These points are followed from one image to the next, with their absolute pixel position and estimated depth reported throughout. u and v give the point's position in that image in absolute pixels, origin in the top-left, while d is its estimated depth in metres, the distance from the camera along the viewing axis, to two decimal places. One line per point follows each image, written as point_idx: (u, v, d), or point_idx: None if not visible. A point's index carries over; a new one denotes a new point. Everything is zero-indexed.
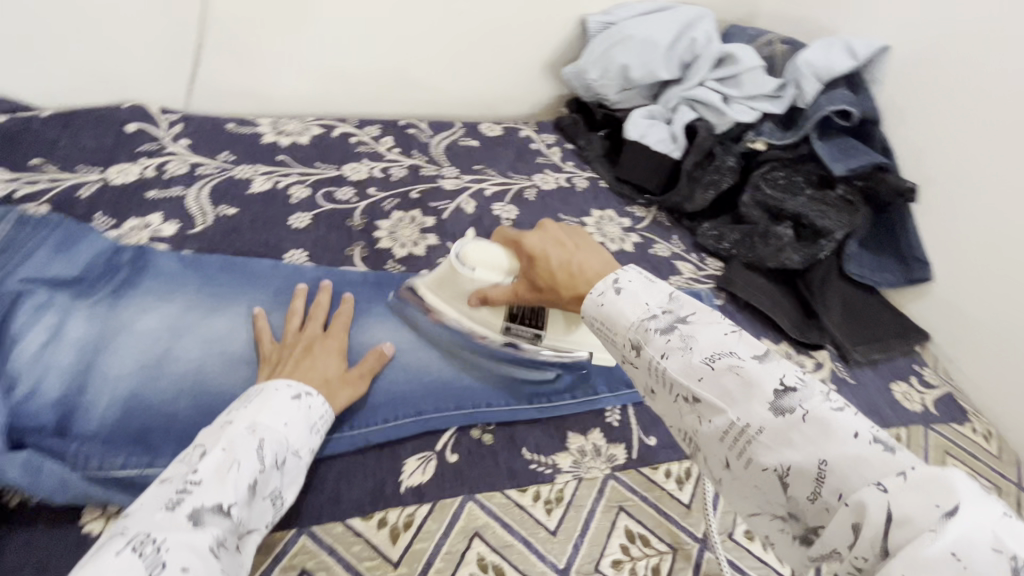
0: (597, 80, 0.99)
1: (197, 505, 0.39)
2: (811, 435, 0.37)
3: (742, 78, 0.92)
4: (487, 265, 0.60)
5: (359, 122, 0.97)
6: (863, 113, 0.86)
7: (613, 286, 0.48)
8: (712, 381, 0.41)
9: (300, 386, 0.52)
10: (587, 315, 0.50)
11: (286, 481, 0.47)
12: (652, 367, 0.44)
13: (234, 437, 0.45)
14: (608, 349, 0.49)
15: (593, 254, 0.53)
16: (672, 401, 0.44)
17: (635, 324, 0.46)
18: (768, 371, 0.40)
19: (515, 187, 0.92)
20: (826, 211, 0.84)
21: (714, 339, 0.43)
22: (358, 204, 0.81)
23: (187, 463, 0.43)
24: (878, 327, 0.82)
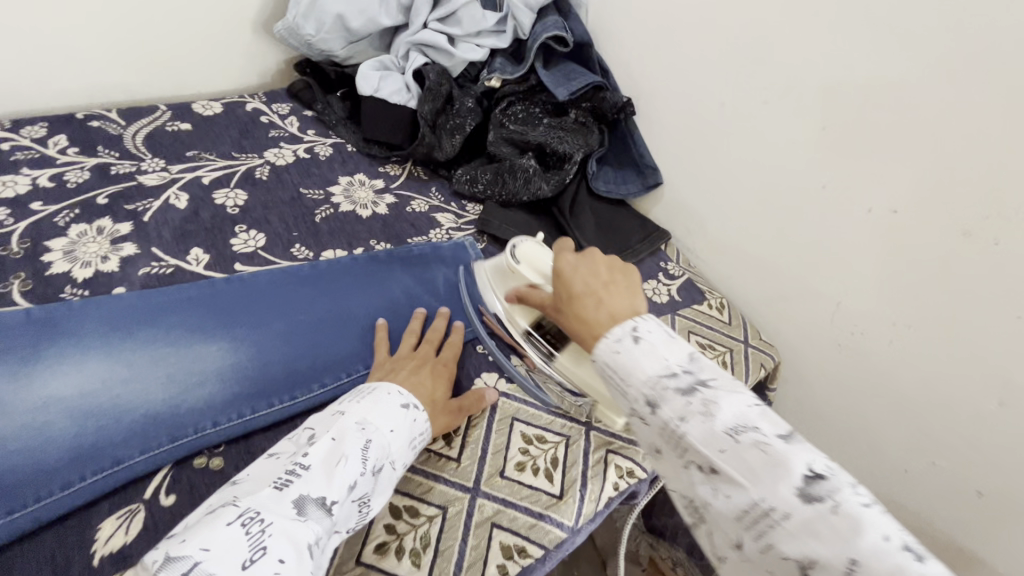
0: (315, 34, 0.89)
1: (303, 493, 0.40)
2: (840, 529, 0.32)
3: (461, 15, 0.89)
4: (530, 267, 0.61)
5: (13, 123, 0.76)
6: (575, 38, 0.90)
7: (630, 332, 0.44)
8: (734, 455, 0.37)
9: (410, 399, 0.53)
10: (595, 358, 0.46)
11: (378, 490, 0.46)
12: (665, 428, 0.40)
13: (347, 433, 0.46)
14: (616, 400, 0.45)
15: (619, 299, 0.49)
16: (685, 465, 0.40)
17: (650, 379, 0.41)
18: (796, 449, 0.36)
19: (243, 168, 0.80)
20: (563, 136, 0.87)
21: (740, 408, 0.39)
22: (17, 225, 0.64)
23: (297, 445, 0.46)
24: (627, 235, 0.88)
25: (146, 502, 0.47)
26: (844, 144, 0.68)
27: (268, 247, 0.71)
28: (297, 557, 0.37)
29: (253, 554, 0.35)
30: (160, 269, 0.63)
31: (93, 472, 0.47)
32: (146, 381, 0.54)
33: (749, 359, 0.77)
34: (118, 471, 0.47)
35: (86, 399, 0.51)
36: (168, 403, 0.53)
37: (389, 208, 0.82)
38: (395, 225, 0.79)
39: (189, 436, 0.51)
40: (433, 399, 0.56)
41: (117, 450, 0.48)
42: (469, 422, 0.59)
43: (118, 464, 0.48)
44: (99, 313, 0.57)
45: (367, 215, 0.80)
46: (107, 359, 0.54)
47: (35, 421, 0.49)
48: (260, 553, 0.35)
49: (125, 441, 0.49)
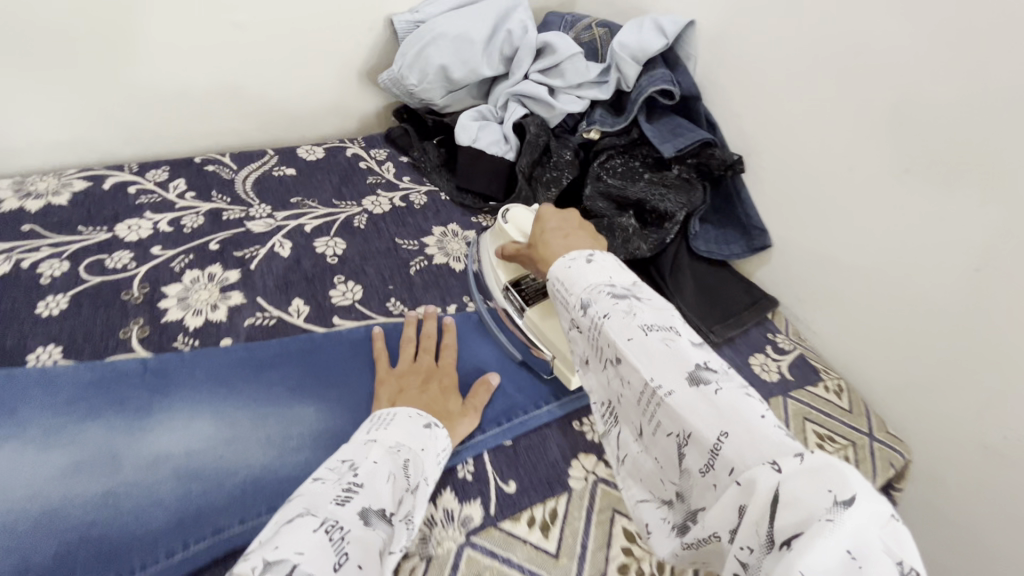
0: (418, 84, 0.90)
1: (366, 505, 0.41)
2: (719, 411, 0.38)
3: (564, 67, 0.87)
4: (516, 227, 0.70)
5: (140, 166, 0.81)
6: (683, 91, 0.86)
7: (587, 258, 0.52)
8: (638, 344, 0.44)
9: (428, 416, 0.54)
10: (552, 279, 0.54)
11: (419, 509, 0.47)
12: (593, 324, 0.47)
13: (384, 454, 0.47)
14: (561, 313, 0.53)
15: (581, 242, 0.58)
16: (603, 364, 0.48)
17: (590, 287, 0.49)
18: (697, 351, 0.43)
19: (342, 216, 0.81)
20: (665, 193, 0.83)
21: (656, 314, 0.46)
22: (138, 270, 0.66)
23: (338, 472, 0.44)
24: (731, 303, 0.82)
25: None
26: None
27: (364, 300, 0.70)
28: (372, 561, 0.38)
29: (340, 560, 0.36)
30: (264, 321, 0.64)
31: (196, 539, 0.46)
32: (246, 442, 0.53)
33: (874, 457, 0.68)
34: (221, 541, 0.46)
35: (188, 462, 0.50)
36: (270, 467, 0.52)
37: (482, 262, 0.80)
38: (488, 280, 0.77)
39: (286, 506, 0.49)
40: (447, 411, 0.57)
41: (218, 518, 0.47)
42: (567, 511, 0.55)
43: (218, 533, 0.47)
44: (207, 364, 0.58)
45: (460, 270, 0.78)
46: (211, 415, 0.54)
47: (145, 480, 0.49)
48: (344, 559, 0.37)
49: (228, 508, 0.48)
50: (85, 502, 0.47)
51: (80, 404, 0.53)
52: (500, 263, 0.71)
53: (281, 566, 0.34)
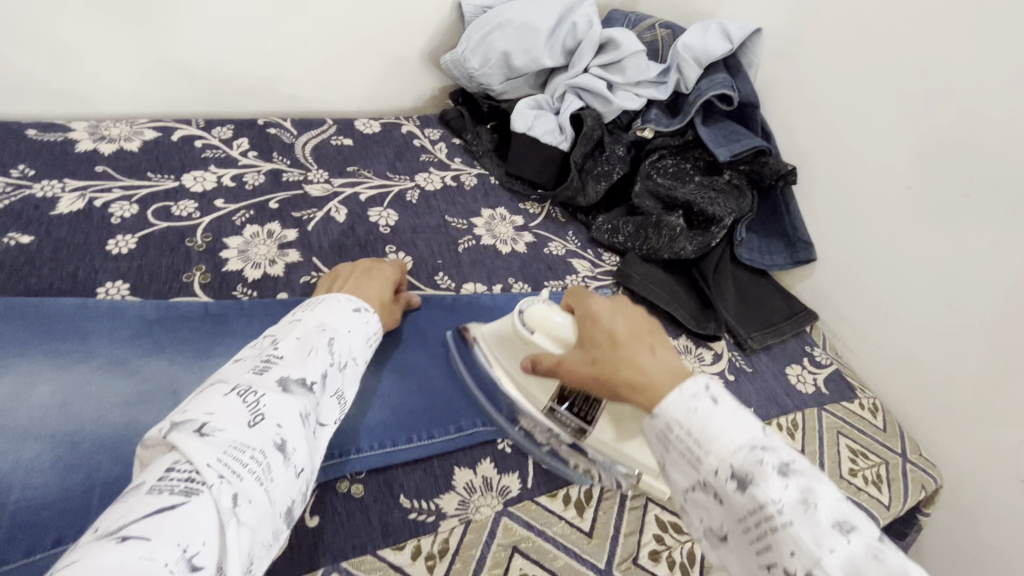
0: (478, 68, 0.91)
1: (284, 376, 0.41)
2: None
3: (626, 64, 0.88)
4: (545, 332, 0.54)
5: (206, 122, 0.84)
6: (742, 98, 0.86)
7: (707, 391, 0.41)
8: (840, 553, 0.33)
9: (359, 302, 0.53)
10: (660, 421, 0.41)
11: (349, 383, 0.47)
12: (751, 510, 0.36)
13: (307, 331, 0.46)
14: (683, 471, 0.40)
15: (671, 361, 0.46)
16: (755, 555, 0.36)
17: (740, 449, 0.37)
18: (897, 553, 0.33)
19: (395, 189, 0.83)
20: (715, 197, 0.82)
21: (832, 496, 0.35)
22: (202, 220, 0.68)
23: (261, 348, 0.44)
24: (771, 312, 0.82)
25: None
26: None
27: (413, 271, 0.72)
28: (293, 425, 0.39)
29: (253, 420, 0.37)
30: (318, 280, 0.66)
31: None
32: None
33: (906, 477, 0.67)
34: None
35: None
36: None
37: (527, 247, 0.81)
38: (533, 266, 0.78)
39: (334, 458, 0.51)
40: (384, 301, 0.58)
41: None
42: (602, 492, 0.55)
43: None
44: (264, 315, 0.60)
45: (507, 252, 0.79)
46: None
47: None
48: (260, 418, 0.37)
49: None
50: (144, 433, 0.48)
51: (143, 339, 0.55)
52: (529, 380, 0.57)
53: (189, 424, 0.35)
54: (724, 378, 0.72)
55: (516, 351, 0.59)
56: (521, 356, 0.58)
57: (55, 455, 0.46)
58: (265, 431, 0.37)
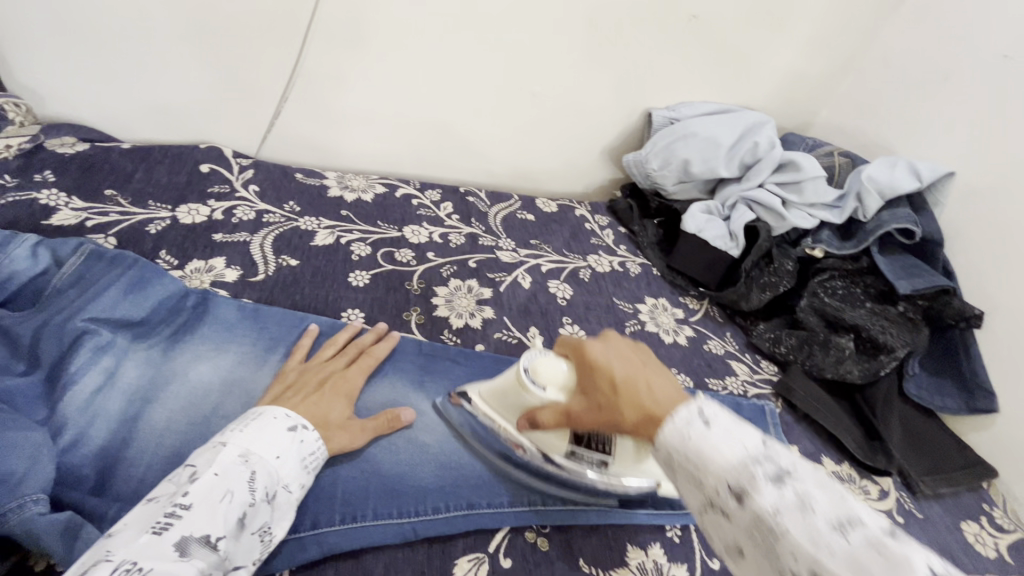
0: (658, 169, 1.00)
1: (184, 534, 0.38)
2: (850, 542, 0.32)
3: (804, 186, 0.92)
4: (556, 385, 0.53)
5: (421, 185, 0.98)
6: (926, 233, 0.86)
7: (699, 415, 0.40)
8: (749, 480, 0.36)
9: (298, 419, 0.50)
10: (661, 446, 0.41)
11: (278, 516, 0.45)
12: (753, 521, 0.35)
13: (229, 466, 0.43)
14: (691, 497, 0.40)
15: (667, 383, 0.45)
16: (706, 501, 0.39)
17: (675, 417, 0.41)
18: (828, 495, 0.34)
19: (571, 266, 0.91)
20: (888, 327, 0.81)
21: (830, 496, 0.34)
22: (417, 267, 0.80)
23: (176, 484, 0.41)
24: (942, 457, 0.77)
25: (490, 554, 0.51)
26: None
27: None
28: None
29: None
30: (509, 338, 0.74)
31: (454, 505, 0.54)
32: (492, 438, 0.61)
33: None
34: (473, 514, 0.53)
35: (454, 439, 0.60)
36: (512, 464, 0.59)
37: (688, 341, 0.84)
38: (693, 360, 0.82)
39: (525, 505, 0.55)
40: (326, 418, 0.53)
41: (473, 495, 0.55)
42: None
43: (473, 508, 0.54)
44: (466, 363, 0.68)
45: (669, 342, 0.83)
46: (468, 408, 0.63)
47: (417, 442, 0.58)
48: None
49: (479, 487, 0.56)
50: (377, 448, 0.56)
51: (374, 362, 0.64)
52: (537, 433, 0.56)
53: None
54: (893, 518, 0.68)
55: (515, 406, 0.56)
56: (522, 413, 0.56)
57: None
58: (167, 539, 0.37)
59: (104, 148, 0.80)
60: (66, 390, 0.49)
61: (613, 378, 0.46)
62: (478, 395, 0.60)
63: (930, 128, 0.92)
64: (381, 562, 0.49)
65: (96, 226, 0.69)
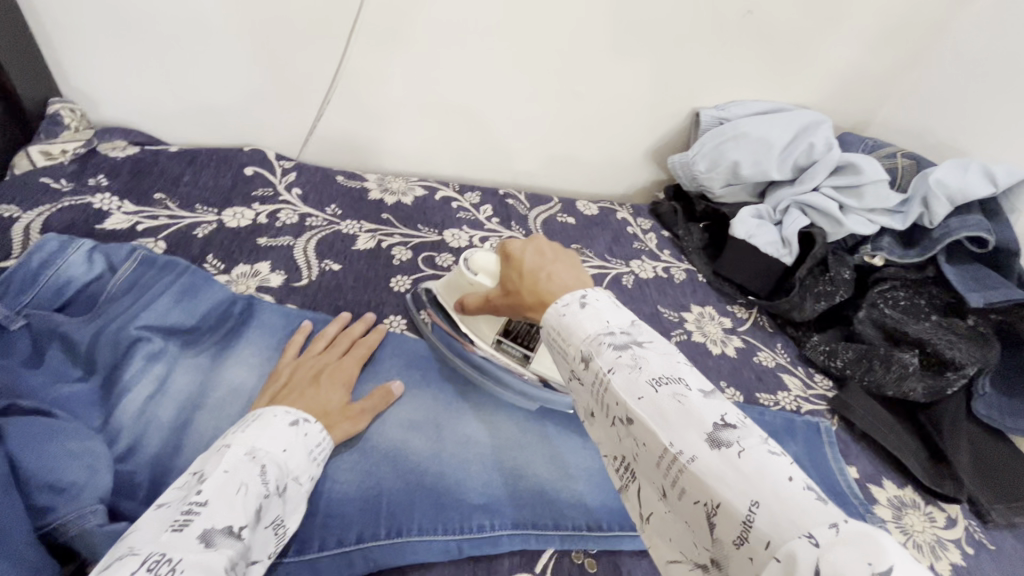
0: (704, 171, 0.96)
1: (208, 527, 0.36)
2: (736, 470, 0.30)
3: (864, 190, 0.87)
4: (486, 274, 0.60)
5: (460, 187, 0.97)
6: (1001, 242, 0.80)
7: (580, 299, 0.42)
8: (627, 378, 0.36)
9: (299, 414, 0.50)
10: (546, 325, 0.44)
11: (287, 510, 0.44)
12: (623, 416, 0.36)
13: (238, 462, 0.42)
14: (558, 363, 0.43)
15: (567, 271, 0.47)
16: (608, 420, 0.38)
17: (561, 307, 0.42)
18: (750, 428, 0.32)
19: (613, 272, 0.88)
20: (956, 341, 0.76)
21: (687, 382, 0.35)
22: None
23: (184, 490, 0.39)
24: (1017, 482, 0.72)
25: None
26: None
27: None
28: None
29: None
30: None
31: (500, 524, 0.52)
32: (536, 454, 0.59)
33: None
34: (518, 535, 0.51)
35: (497, 452, 0.58)
36: (556, 484, 0.57)
37: (737, 352, 0.81)
38: (743, 374, 0.78)
39: (572, 528, 0.53)
40: (326, 410, 0.53)
41: (518, 513, 0.53)
42: None
43: (518, 527, 0.52)
44: None
45: (717, 353, 0.80)
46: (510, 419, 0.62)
47: (461, 455, 0.57)
48: None
49: (525, 507, 0.54)
50: (420, 462, 0.55)
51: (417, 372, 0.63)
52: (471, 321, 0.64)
53: None
54: (962, 550, 0.64)
55: (458, 289, 0.65)
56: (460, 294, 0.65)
57: (356, 456, 0.54)
58: (192, 533, 0.35)
59: (152, 151, 0.81)
60: (121, 396, 0.50)
61: (519, 270, 0.50)
62: (433, 287, 0.68)
63: (1007, 128, 0.85)
64: None
65: (147, 231, 0.70)
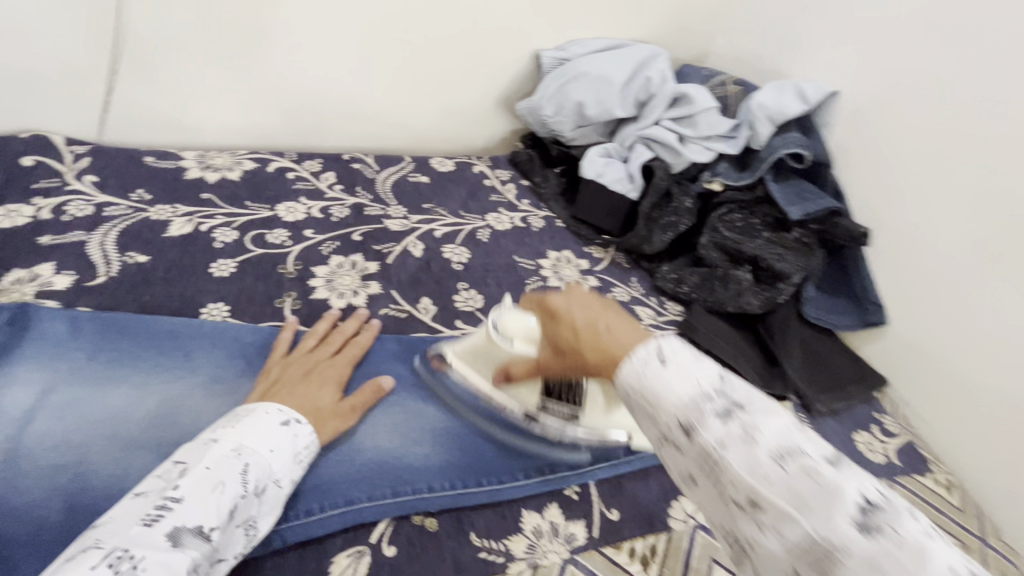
0: (552, 116, 0.95)
1: (177, 524, 0.38)
2: (906, 564, 0.27)
3: (698, 118, 0.90)
4: (525, 338, 0.57)
5: (298, 156, 0.90)
6: (815, 156, 0.86)
7: (656, 353, 0.39)
8: (770, 479, 0.32)
9: (291, 413, 0.50)
10: (621, 384, 0.40)
11: (264, 510, 0.45)
12: (703, 452, 0.35)
13: (219, 460, 0.43)
14: (643, 429, 0.39)
15: (629, 329, 0.43)
16: (722, 500, 0.34)
17: (681, 399, 0.36)
18: (847, 476, 0.31)
19: (468, 227, 0.86)
20: (784, 254, 0.82)
21: (780, 429, 0.34)
22: (293, 248, 0.73)
23: (166, 479, 0.41)
24: (837, 373, 0.80)
25: (371, 546, 0.49)
26: None
27: (484, 309, 0.74)
28: None
29: None
30: (397, 313, 0.69)
31: (329, 505, 0.50)
32: (375, 425, 0.57)
33: (986, 563, 0.64)
34: (349, 512, 0.50)
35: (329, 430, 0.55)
36: (396, 453, 0.56)
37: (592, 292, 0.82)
38: None
39: (409, 494, 0.52)
40: (318, 409, 0.53)
41: (351, 490, 0.51)
42: (666, 550, 0.55)
43: (350, 505, 0.50)
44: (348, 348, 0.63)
45: None
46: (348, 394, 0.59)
47: None
48: None
49: (358, 482, 0.52)
50: None
51: (239, 360, 0.59)
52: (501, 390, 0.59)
53: None
54: None
55: (490, 362, 0.59)
56: (496, 365, 0.59)
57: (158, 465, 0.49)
58: (161, 529, 0.37)
59: None
60: None
61: (576, 330, 0.45)
62: (453, 352, 0.62)
63: (816, 47, 0.91)
64: None
65: None
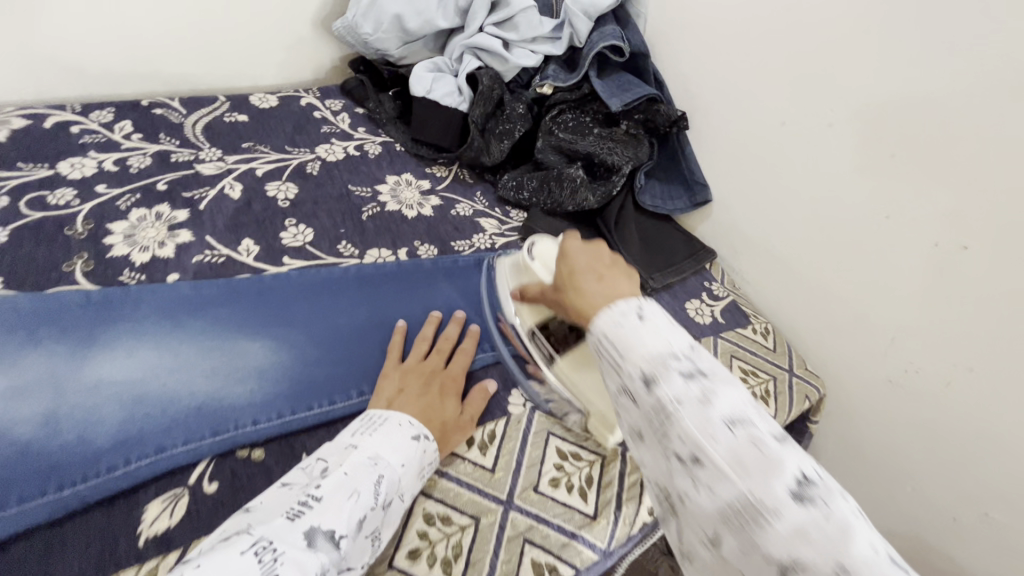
0: (372, 33, 0.90)
1: (314, 525, 0.39)
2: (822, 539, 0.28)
3: (518, 21, 0.88)
4: (544, 264, 0.58)
5: (83, 106, 0.79)
6: (632, 48, 0.89)
7: (635, 309, 0.38)
8: (723, 442, 0.32)
9: (419, 427, 0.52)
10: (594, 335, 0.39)
11: (387, 525, 0.45)
12: (656, 406, 0.34)
13: (358, 467, 0.45)
14: (609, 376, 0.39)
15: (618, 286, 0.44)
16: (664, 450, 0.34)
17: (651, 366, 0.35)
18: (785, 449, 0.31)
19: (294, 162, 0.81)
20: (613, 147, 0.85)
21: (766, 433, 0.32)
22: (82, 206, 0.66)
23: (311, 476, 0.45)
24: (671, 254, 0.86)
25: (189, 486, 0.48)
26: (898, 177, 0.65)
27: (316, 242, 0.71)
28: None
29: None
30: (212, 258, 0.65)
31: (137, 457, 0.48)
32: (190, 372, 0.55)
33: (792, 390, 0.74)
34: (162, 459, 0.48)
35: (141, 385, 0.52)
36: (220, 396, 0.54)
37: (434, 210, 0.82)
38: (439, 227, 0.80)
39: (230, 431, 0.52)
40: (443, 421, 0.55)
41: (162, 439, 0.50)
42: (504, 433, 0.59)
43: (161, 453, 0.49)
44: (152, 299, 0.59)
45: (412, 216, 0.80)
46: (156, 348, 0.55)
47: (87, 403, 0.50)
48: None
49: (173, 429, 0.50)
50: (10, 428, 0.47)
51: (21, 331, 0.53)
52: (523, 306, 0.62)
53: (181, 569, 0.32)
54: None
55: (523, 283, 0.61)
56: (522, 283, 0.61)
57: None
58: (302, 526, 0.39)
59: None
60: None
61: (569, 271, 0.48)
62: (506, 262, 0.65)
63: None
64: (38, 544, 0.43)
65: None
